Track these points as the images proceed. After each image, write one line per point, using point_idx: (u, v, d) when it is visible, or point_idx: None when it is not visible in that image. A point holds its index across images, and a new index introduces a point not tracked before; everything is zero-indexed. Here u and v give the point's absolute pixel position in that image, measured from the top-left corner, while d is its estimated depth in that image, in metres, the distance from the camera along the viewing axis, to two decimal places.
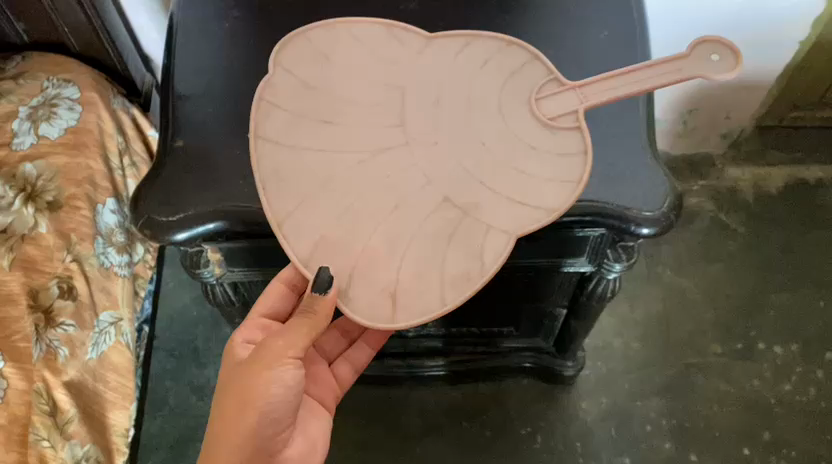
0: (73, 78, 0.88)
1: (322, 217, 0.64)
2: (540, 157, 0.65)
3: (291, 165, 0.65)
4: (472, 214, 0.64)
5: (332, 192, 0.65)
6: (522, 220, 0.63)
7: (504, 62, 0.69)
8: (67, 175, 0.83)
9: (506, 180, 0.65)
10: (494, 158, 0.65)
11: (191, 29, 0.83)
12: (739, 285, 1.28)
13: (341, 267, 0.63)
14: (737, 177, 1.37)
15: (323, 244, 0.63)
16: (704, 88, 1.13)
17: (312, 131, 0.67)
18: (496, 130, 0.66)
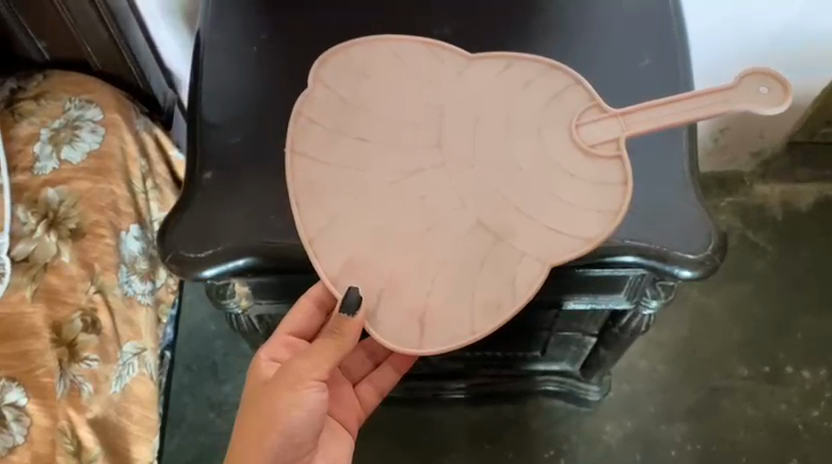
0: (96, 98, 0.86)
1: (354, 235, 0.64)
2: (578, 185, 0.65)
3: (324, 183, 0.66)
4: (506, 240, 0.64)
5: (363, 210, 0.65)
6: (555, 250, 0.63)
7: (545, 84, 0.69)
8: (89, 201, 0.81)
9: (541, 207, 0.64)
10: (527, 185, 0.65)
11: (218, 51, 0.80)
12: (767, 306, 1.25)
13: (370, 288, 0.63)
14: (766, 194, 1.33)
15: (353, 263, 0.63)
16: (739, 109, 1.09)
17: (346, 149, 0.67)
18: (532, 154, 0.66)
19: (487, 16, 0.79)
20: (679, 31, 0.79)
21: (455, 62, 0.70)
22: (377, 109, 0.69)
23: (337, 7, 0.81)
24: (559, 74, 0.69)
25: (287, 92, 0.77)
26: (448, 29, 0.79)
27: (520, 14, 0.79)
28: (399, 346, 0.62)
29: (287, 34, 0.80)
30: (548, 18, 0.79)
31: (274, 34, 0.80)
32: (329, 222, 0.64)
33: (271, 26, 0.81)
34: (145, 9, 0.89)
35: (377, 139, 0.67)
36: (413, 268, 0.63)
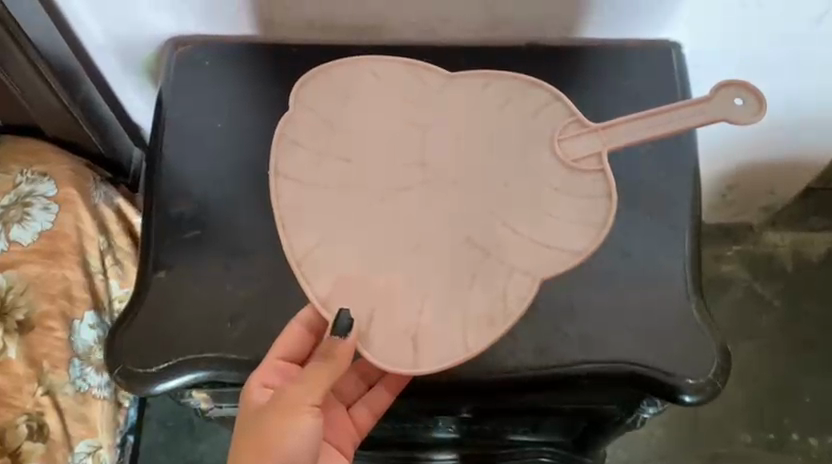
0: (50, 171, 0.79)
1: (345, 255, 0.56)
2: (566, 199, 0.58)
3: (312, 200, 0.58)
4: (494, 255, 0.57)
5: (352, 231, 0.57)
6: (547, 266, 0.56)
7: (524, 96, 0.62)
8: (40, 288, 0.75)
9: (528, 220, 0.58)
10: (512, 200, 0.59)
11: (181, 130, 0.74)
12: (773, 366, 1.19)
13: (360, 309, 0.55)
14: (776, 243, 1.26)
15: (344, 283, 0.56)
16: (750, 170, 1.02)
17: (329, 165, 0.60)
18: (517, 168, 0.60)
19: None
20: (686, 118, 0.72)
21: (433, 78, 0.63)
22: (359, 122, 0.61)
23: None
24: (540, 89, 0.62)
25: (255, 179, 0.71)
26: None
27: None
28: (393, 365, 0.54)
29: (259, 110, 0.74)
30: None
31: (247, 108, 0.74)
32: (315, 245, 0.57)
33: (241, 100, 0.74)
34: (105, 69, 0.82)
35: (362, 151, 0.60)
36: (401, 286, 0.56)
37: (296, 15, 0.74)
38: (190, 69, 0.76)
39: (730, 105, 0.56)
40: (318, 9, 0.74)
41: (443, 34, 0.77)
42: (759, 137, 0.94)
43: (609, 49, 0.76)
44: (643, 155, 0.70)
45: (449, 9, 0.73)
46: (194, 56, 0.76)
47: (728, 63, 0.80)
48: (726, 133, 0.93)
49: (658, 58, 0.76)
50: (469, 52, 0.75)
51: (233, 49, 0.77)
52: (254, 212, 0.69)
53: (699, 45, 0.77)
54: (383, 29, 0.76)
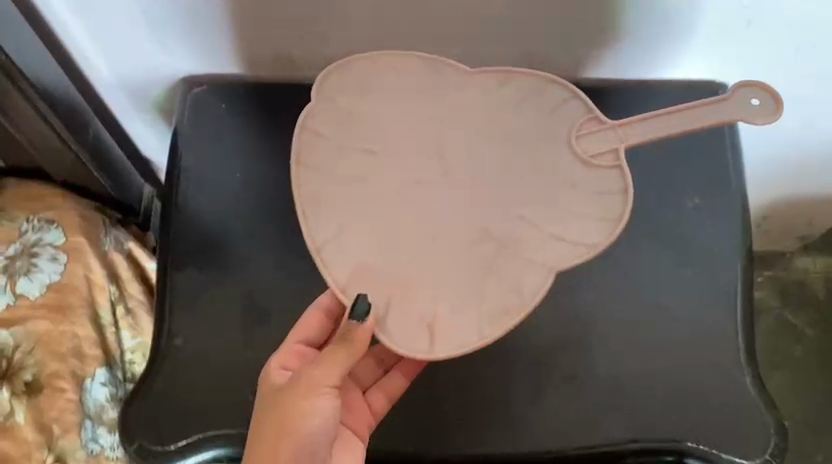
0: (57, 217, 0.75)
1: (362, 247, 0.52)
2: (586, 195, 0.55)
3: (330, 189, 0.54)
4: (511, 249, 0.53)
5: (367, 221, 0.53)
6: (564, 259, 0.53)
7: (542, 85, 0.59)
8: (47, 346, 0.70)
9: (546, 216, 0.54)
10: (526, 196, 0.55)
11: (198, 180, 0.69)
12: (804, 398, 1.15)
13: (376, 298, 0.51)
14: (807, 268, 1.20)
15: (361, 275, 0.52)
16: (789, 202, 0.97)
17: (347, 156, 0.55)
18: (533, 165, 0.56)
19: None
20: (735, 165, 0.69)
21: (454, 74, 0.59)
22: (374, 104, 0.57)
23: None
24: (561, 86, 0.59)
25: (275, 234, 0.67)
26: None
27: None
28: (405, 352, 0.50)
29: (279, 158, 0.69)
30: None
31: (266, 157, 0.69)
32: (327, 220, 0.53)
33: (259, 148, 0.70)
34: (114, 107, 0.77)
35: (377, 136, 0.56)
36: (416, 282, 0.52)
37: (317, 55, 0.69)
38: (206, 112, 0.71)
39: (746, 105, 0.55)
40: (341, 50, 0.68)
41: None
42: (803, 172, 0.88)
43: (651, 89, 0.71)
44: (662, 159, 0.69)
45: (483, 49, 0.68)
46: (209, 99, 0.71)
47: None
48: (768, 167, 0.87)
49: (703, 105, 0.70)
50: None
51: (250, 89, 0.72)
52: (274, 270, 0.65)
53: None
54: None
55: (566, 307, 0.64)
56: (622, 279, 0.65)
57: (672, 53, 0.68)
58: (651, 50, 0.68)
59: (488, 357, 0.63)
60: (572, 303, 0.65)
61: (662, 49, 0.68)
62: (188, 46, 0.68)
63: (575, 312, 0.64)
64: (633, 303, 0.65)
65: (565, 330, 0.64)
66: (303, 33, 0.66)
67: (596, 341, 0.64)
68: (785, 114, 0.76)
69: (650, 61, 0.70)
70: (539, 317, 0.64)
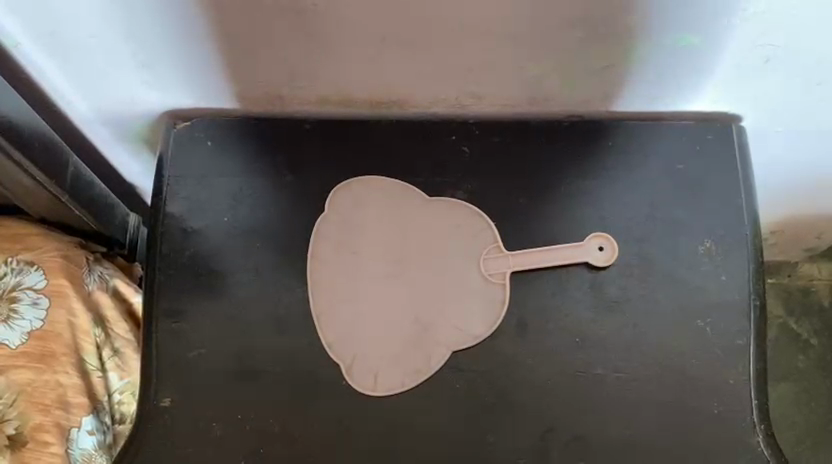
0: (38, 259, 0.72)
1: (344, 302, 0.62)
2: (517, 258, 0.63)
3: (329, 250, 0.64)
4: (445, 305, 0.62)
5: (351, 281, 0.63)
6: (484, 311, 0.62)
7: (499, 155, 0.66)
8: (31, 397, 0.68)
9: (469, 278, 0.63)
10: (457, 256, 0.64)
11: (183, 221, 0.65)
12: (808, 410, 1.09)
13: (349, 347, 0.61)
14: (812, 275, 1.14)
15: (342, 325, 0.62)
16: (798, 217, 0.92)
17: (343, 220, 0.65)
18: (469, 229, 0.64)
19: (512, 181, 0.65)
20: (749, 203, 0.65)
21: (436, 139, 0.66)
22: (361, 180, 0.66)
23: (329, 165, 0.66)
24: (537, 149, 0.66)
25: (265, 285, 0.63)
26: (463, 193, 0.65)
27: (552, 180, 0.65)
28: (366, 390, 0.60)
29: (271, 202, 0.65)
30: (584, 188, 0.65)
31: (254, 199, 0.65)
32: (314, 293, 0.63)
33: (247, 189, 0.66)
34: (95, 139, 0.73)
35: (359, 213, 0.65)
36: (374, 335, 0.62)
37: (310, 92, 0.65)
38: (190, 150, 0.67)
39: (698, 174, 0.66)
40: (335, 87, 0.64)
41: (474, 109, 0.68)
42: (816, 194, 0.84)
43: (658, 127, 0.67)
44: (670, 199, 0.65)
45: (484, 86, 0.64)
46: (193, 136, 0.67)
47: (792, 137, 0.70)
48: (780, 190, 0.82)
49: (715, 143, 0.66)
50: (506, 130, 0.67)
51: (237, 125, 0.68)
52: (265, 324, 0.62)
53: (761, 119, 0.68)
54: (406, 104, 0.67)
55: (571, 363, 0.61)
56: (632, 332, 0.62)
57: (684, 86, 0.64)
58: (661, 86, 0.64)
59: (490, 420, 0.60)
60: (576, 359, 0.61)
61: (669, 85, 0.63)
62: (174, 85, 0.64)
63: (580, 369, 0.61)
64: (643, 358, 0.61)
65: (570, 389, 0.61)
66: (294, 72, 0.62)
67: (605, 399, 0.60)
68: (800, 143, 0.71)
69: (659, 95, 0.65)
70: (542, 376, 0.61)
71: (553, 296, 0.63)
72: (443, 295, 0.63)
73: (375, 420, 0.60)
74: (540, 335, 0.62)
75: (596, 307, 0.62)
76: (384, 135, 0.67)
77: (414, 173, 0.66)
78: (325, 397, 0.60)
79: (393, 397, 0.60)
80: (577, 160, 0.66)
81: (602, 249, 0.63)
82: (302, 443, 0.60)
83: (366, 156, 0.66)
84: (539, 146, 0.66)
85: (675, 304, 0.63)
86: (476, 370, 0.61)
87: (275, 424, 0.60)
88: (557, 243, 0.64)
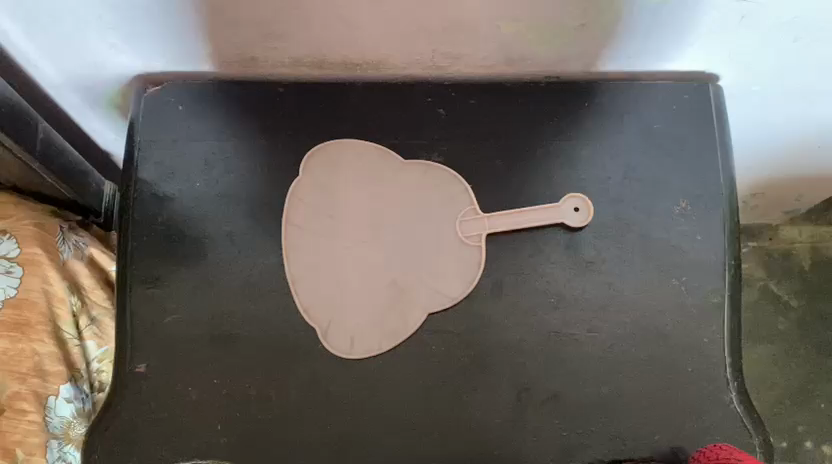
0: (10, 227, 0.70)
1: (318, 266, 0.62)
2: (494, 220, 0.63)
3: (304, 214, 0.63)
4: (422, 268, 0.62)
5: (326, 244, 0.63)
6: (459, 275, 0.62)
7: (475, 117, 0.66)
8: (6, 366, 0.66)
9: (445, 241, 0.63)
10: (433, 219, 0.63)
11: (155, 187, 0.65)
12: (788, 370, 1.10)
13: (324, 311, 0.61)
14: (793, 238, 1.15)
15: (318, 289, 0.62)
16: (778, 178, 0.92)
17: (317, 184, 0.64)
18: (446, 192, 0.64)
19: (488, 144, 0.65)
20: (726, 165, 0.65)
21: (411, 103, 0.66)
22: (336, 143, 0.65)
23: (303, 129, 0.65)
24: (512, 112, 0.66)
25: (240, 250, 0.63)
26: (439, 156, 0.65)
27: (528, 142, 0.65)
28: (342, 353, 0.60)
29: (244, 167, 0.65)
30: (561, 149, 0.65)
31: (228, 164, 0.65)
32: (288, 256, 0.62)
33: (220, 154, 0.65)
34: (65, 105, 0.72)
35: (333, 176, 0.64)
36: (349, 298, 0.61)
37: (282, 54, 0.64)
38: (161, 115, 0.66)
39: (676, 135, 0.65)
40: (307, 48, 0.63)
41: (450, 70, 0.67)
42: (795, 155, 0.84)
43: (635, 87, 0.66)
44: (647, 161, 0.65)
45: (460, 46, 0.63)
46: (164, 101, 0.66)
47: (768, 95, 0.70)
48: (759, 150, 0.82)
49: (691, 102, 0.66)
50: (482, 93, 0.66)
51: (209, 89, 0.66)
52: (240, 288, 0.62)
53: (739, 78, 0.67)
54: (381, 65, 0.66)
55: (547, 324, 0.61)
56: (607, 292, 0.62)
57: (661, 45, 0.63)
58: (638, 45, 0.63)
59: (465, 381, 0.60)
60: (552, 320, 0.61)
61: (645, 44, 0.63)
62: (144, 48, 0.63)
63: (556, 329, 0.61)
64: (618, 318, 0.61)
65: (545, 349, 0.61)
66: (264, 33, 0.61)
67: (579, 359, 0.61)
68: (777, 102, 0.71)
69: (636, 54, 0.64)
70: (518, 337, 0.61)
71: (529, 257, 0.62)
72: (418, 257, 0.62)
73: (351, 383, 0.60)
74: (516, 296, 0.62)
75: (572, 268, 0.62)
76: (358, 99, 0.66)
77: (389, 135, 0.65)
78: (301, 360, 0.60)
79: (369, 359, 0.60)
80: (553, 121, 0.65)
81: (578, 210, 0.63)
82: (278, 405, 0.60)
83: (341, 119, 0.66)
84: (515, 107, 0.66)
85: (652, 264, 0.63)
86: (451, 332, 0.61)
87: (251, 387, 0.60)
88: (534, 205, 0.63)
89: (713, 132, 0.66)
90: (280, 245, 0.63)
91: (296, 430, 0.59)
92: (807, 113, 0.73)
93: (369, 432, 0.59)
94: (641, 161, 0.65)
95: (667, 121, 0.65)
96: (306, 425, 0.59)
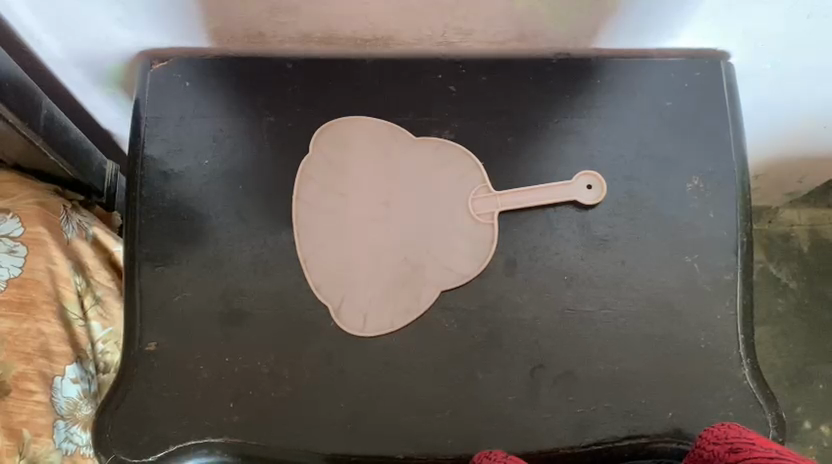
0: (12, 206, 0.69)
1: (330, 245, 0.61)
2: (506, 199, 0.62)
3: (315, 192, 0.63)
4: (434, 246, 0.61)
5: (337, 222, 0.62)
6: (472, 252, 0.61)
7: (486, 93, 0.65)
8: (12, 346, 0.66)
9: (458, 219, 0.62)
10: (445, 196, 0.63)
11: (163, 164, 0.64)
12: (786, 352, 1.11)
13: (336, 288, 0.60)
14: (792, 221, 1.16)
15: (330, 268, 0.61)
16: (782, 160, 0.92)
17: (328, 163, 0.63)
18: (458, 170, 0.63)
19: (499, 120, 0.64)
20: (738, 142, 0.65)
21: (423, 80, 0.65)
22: (347, 121, 0.64)
23: (313, 105, 0.65)
24: (524, 89, 0.65)
25: (249, 228, 0.62)
26: (450, 133, 0.64)
27: (539, 118, 0.64)
28: (355, 331, 0.60)
29: (253, 143, 0.64)
30: (572, 126, 0.64)
31: (235, 140, 0.64)
32: (299, 234, 0.62)
33: (228, 131, 0.64)
34: (68, 82, 0.71)
35: (344, 154, 0.63)
36: (362, 276, 0.61)
37: (291, 29, 0.63)
38: (168, 91, 0.65)
39: (688, 112, 0.65)
40: (317, 23, 0.63)
41: (461, 46, 0.66)
42: (800, 135, 0.84)
43: (646, 64, 0.66)
44: (659, 137, 0.64)
45: (471, 22, 0.62)
46: (172, 77, 0.65)
47: (777, 73, 0.70)
48: (764, 131, 0.82)
49: (703, 80, 0.65)
50: (493, 70, 0.66)
51: (217, 65, 0.66)
52: (250, 266, 0.61)
53: (749, 55, 0.67)
54: (390, 41, 0.65)
55: (560, 301, 0.61)
56: (620, 270, 0.62)
57: (672, 22, 0.63)
58: (649, 21, 0.63)
59: (478, 358, 0.60)
60: (565, 297, 0.61)
61: (658, 20, 0.62)
62: (150, 24, 0.62)
63: (569, 306, 0.61)
64: (631, 295, 0.61)
65: (557, 326, 0.61)
66: (274, 8, 0.60)
67: (593, 335, 0.60)
68: (787, 80, 0.71)
69: (647, 31, 0.64)
70: (530, 314, 0.61)
71: (541, 235, 0.62)
72: (429, 235, 0.62)
73: (365, 360, 0.59)
74: (528, 274, 0.62)
75: (585, 246, 0.62)
76: (368, 75, 0.65)
77: (399, 112, 0.65)
78: (313, 338, 0.60)
79: (382, 337, 0.60)
80: (565, 98, 0.65)
81: (590, 188, 0.63)
82: (290, 383, 0.59)
83: (352, 96, 0.65)
84: (526, 84, 0.65)
85: (664, 241, 0.63)
86: (464, 309, 0.61)
87: (263, 365, 0.59)
88: (547, 182, 0.63)
89: (726, 109, 0.65)
90: (291, 223, 0.62)
91: (308, 408, 0.59)
92: (816, 92, 0.73)
93: (382, 409, 0.59)
94: (654, 138, 0.64)
95: (680, 99, 0.65)
96: (319, 404, 0.59)
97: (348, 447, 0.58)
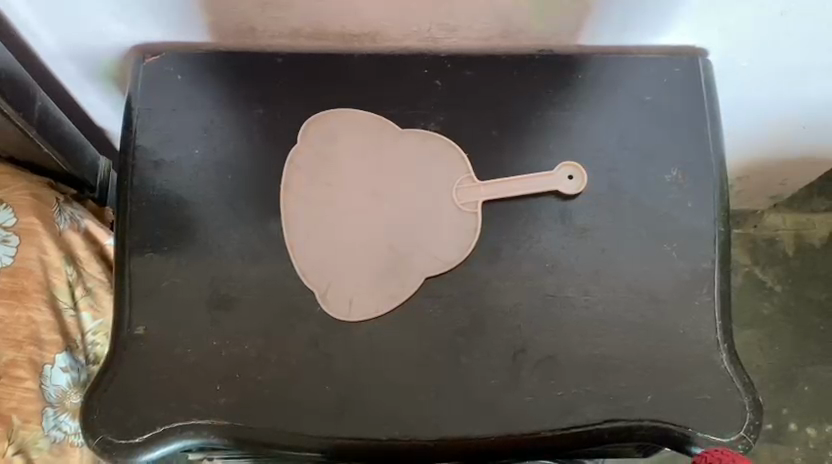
0: (5, 196, 0.70)
1: (319, 234, 0.63)
2: (490, 189, 0.64)
3: (305, 182, 0.64)
4: (420, 234, 0.63)
5: (325, 211, 0.63)
6: (457, 240, 0.63)
7: (471, 87, 0.67)
8: (3, 334, 0.67)
9: (443, 208, 0.64)
10: (431, 186, 0.64)
11: (154, 153, 0.65)
12: (771, 353, 1.12)
13: (323, 275, 0.62)
14: (777, 225, 1.17)
15: (318, 256, 0.62)
16: (763, 162, 0.94)
17: (318, 154, 0.65)
18: (444, 161, 0.65)
19: (484, 113, 0.66)
20: (717, 136, 0.66)
21: (410, 74, 0.67)
22: (336, 114, 0.66)
23: (302, 98, 0.66)
24: (508, 84, 0.67)
25: (238, 216, 0.64)
26: (435, 126, 0.66)
27: (522, 111, 0.66)
28: (342, 316, 0.61)
29: (243, 134, 0.65)
30: (554, 119, 0.66)
31: (226, 131, 0.65)
32: (288, 223, 0.63)
33: (219, 122, 0.66)
34: (63, 77, 0.72)
35: (334, 145, 0.65)
36: (349, 263, 0.62)
37: (282, 24, 0.65)
38: (161, 84, 0.66)
39: (669, 106, 0.67)
40: (306, 18, 0.64)
41: (447, 42, 0.68)
42: (780, 136, 0.86)
43: (627, 61, 0.68)
44: (640, 130, 0.66)
45: (457, 18, 0.64)
46: (164, 70, 0.67)
47: (755, 72, 0.72)
48: (745, 131, 0.84)
49: (682, 76, 0.67)
50: (478, 65, 0.68)
51: (209, 58, 0.67)
52: (239, 254, 0.63)
53: (727, 53, 0.69)
54: (378, 36, 0.67)
55: (542, 288, 0.62)
56: (601, 258, 0.63)
57: (652, 19, 0.65)
58: (629, 18, 0.65)
59: (462, 343, 0.61)
60: (548, 284, 0.63)
61: (637, 17, 0.64)
62: (144, 18, 0.64)
63: (551, 292, 0.62)
64: (612, 282, 0.63)
65: (540, 312, 0.62)
66: (265, 2, 0.62)
67: (573, 321, 0.62)
68: (764, 79, 0.73)
69: (627, 28, 0.66)
70: (513, 300, 0.62)
71: (524, 223, 0.64)
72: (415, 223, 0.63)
73: (350, 345, 0.60)
74: (511, 261, 0.63)
75: (567, 235, 0.64)
76: (356, 70, 0.67)
77: (386, 104, 0.66)
78: (299, 323, 0.61)
79: (367, 323, 0.61)
80: (548, 92, 0.67)
81: (572, 179, 0.64)
82: (277, 367, 0.60)
83: (340, 88, 0.67)
84: (510, 79, 0.67)
85: (645, 231, 0.64)
86: (448, 295, 0.62)
87: (250, 349, 0.60)
88: (529, 174, 0.64)
89: (704, 104, 0.67)
90: (281, 212, 0.63)
91: (294, 390, 0.60)
92: (792, 91, 0.75)
93: (367, 392, 0.60)
94: (636, 132, 0.66)
95: (661, 93, 0.67)
96: (304, 387, 0.60)
97: (333, 428, 0.59)
